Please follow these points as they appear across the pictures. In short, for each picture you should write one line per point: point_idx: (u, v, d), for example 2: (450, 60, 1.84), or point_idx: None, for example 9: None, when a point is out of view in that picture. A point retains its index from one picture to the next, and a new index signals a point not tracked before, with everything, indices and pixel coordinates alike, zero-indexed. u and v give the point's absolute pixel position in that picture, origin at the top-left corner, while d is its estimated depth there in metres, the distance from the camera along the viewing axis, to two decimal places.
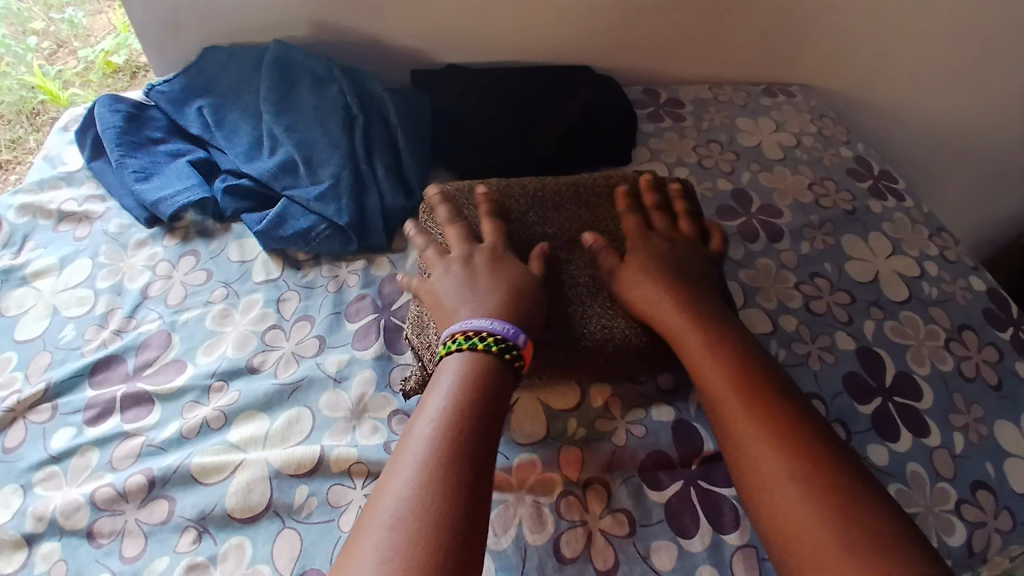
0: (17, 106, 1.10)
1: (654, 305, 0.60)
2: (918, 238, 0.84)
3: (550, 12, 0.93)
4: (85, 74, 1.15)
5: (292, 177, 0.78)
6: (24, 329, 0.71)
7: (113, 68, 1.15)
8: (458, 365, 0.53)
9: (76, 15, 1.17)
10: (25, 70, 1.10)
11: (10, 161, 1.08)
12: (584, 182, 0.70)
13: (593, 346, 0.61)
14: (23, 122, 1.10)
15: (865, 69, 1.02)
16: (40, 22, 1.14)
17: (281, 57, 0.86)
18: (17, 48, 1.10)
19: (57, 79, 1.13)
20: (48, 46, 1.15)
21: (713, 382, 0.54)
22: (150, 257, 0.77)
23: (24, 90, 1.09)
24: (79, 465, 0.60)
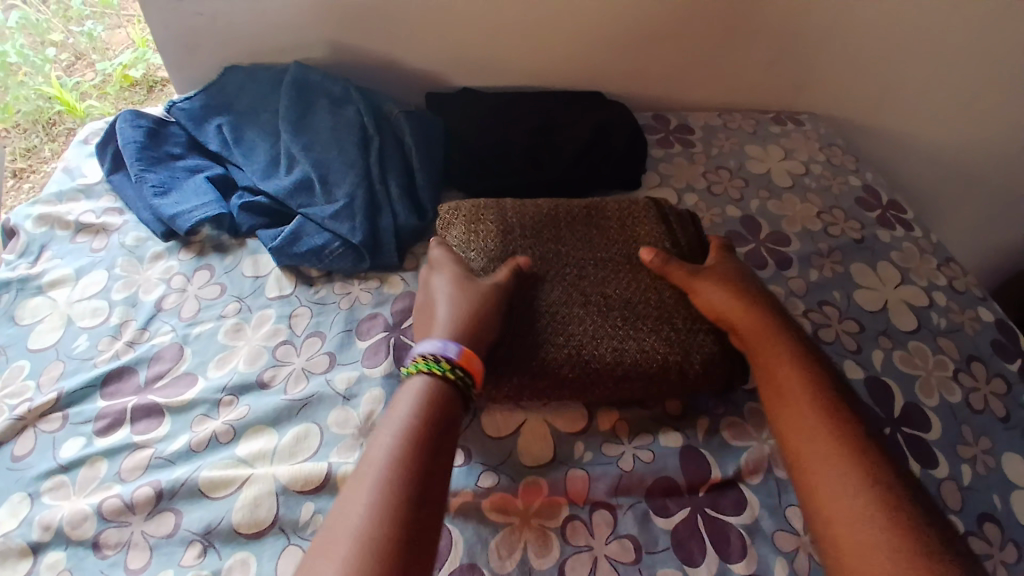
0: (34, 115, 1.13)
1: (726, 305, 0.63)
2: (926, 268, 0.84)
3: (563, 38, 0.95)
4: (102, 87, 1.18)
5: (308, 196, 0.79)
6: (38, 339, 0.72)
7: (131, 81, 1.19)
8: (414, 382, 0.55)
9: (95, 29, 1.17)
10: (43, 81, 1.12)
11: (24, 168, 1.13)
12: (604, 206, 0.74)
13: (603, 368, 0.61)
14: (39, 131, 1.14)
15: (874, 99, 1.04)
16: (60, 34, 1.15)
17: (300, 78, 0.88)
18: (36, 58, 1.11)
19: (74, 90, 1.16)
20: (66, 58, 1.17)
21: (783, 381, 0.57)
22: (164, 270, 0.78)
23: (42, 100, 1.12)
24: (88, 476, 0.61)
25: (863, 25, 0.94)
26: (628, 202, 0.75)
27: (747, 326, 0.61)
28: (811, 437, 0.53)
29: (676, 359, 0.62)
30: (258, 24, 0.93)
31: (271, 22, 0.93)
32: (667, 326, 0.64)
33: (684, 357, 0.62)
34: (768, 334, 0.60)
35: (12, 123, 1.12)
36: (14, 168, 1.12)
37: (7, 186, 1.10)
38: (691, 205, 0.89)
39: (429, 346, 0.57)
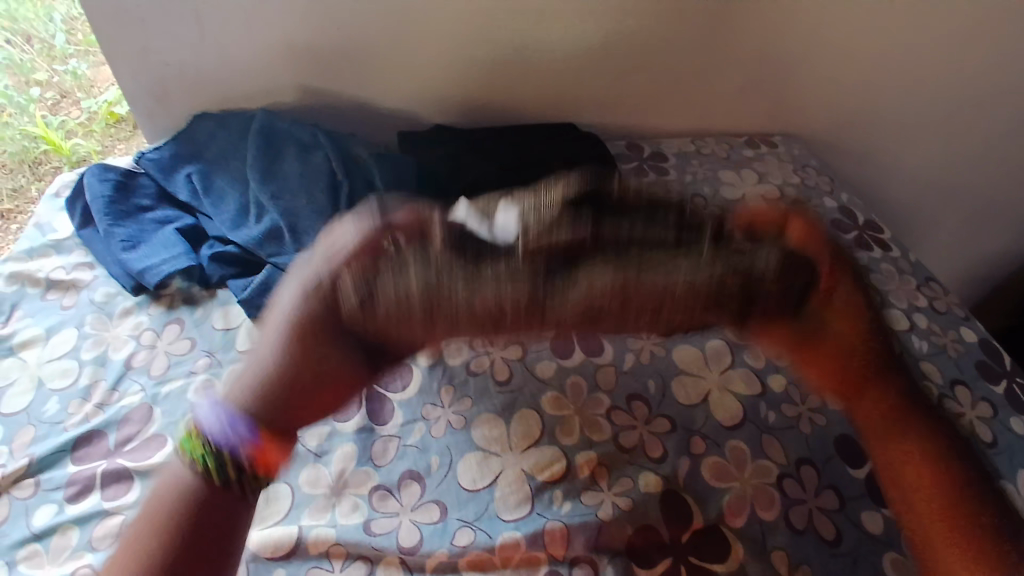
0: (19, 155, 1.14)
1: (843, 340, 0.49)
2: (905, 289, 0.84)
3: (532, 75, 0.95)
4: (88, 124, 1.18)
5: (277, 244, 0.78)
6: (8, 402, 0.71)
7: (116, 118, 1.18)
8: (181, 461, 0.46)
9: (79, 66, 1.18)
10: (28, 120, 1.14)
11: (11, 210, 1.13)
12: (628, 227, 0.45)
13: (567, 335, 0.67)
14: (25, 171, 1.15)
15: (845, 118, 1.04)
16: (45, 73, 1.18)
17: (267, 126, 0.88)
18: (20, 99, 1.15)
19: (60, 129, 1.16)
20: (51, 96, 1.18)
21: (874, 406, 0.51)
22: (135, 326, 0.77)
23: (27, 140, 1.14)
24: (60, 545, 0.59)
25: (829, 47, 0.95)
26: (715, 274, 0.43)
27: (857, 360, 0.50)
28: (898, 457, 0.51)
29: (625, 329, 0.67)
30: (228, 73, 0.93)
31: (237, 70, 0.93)
32: None
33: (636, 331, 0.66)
34: (870, 362, 0.51)
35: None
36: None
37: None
38: None
39: (203, 410, 0.47)
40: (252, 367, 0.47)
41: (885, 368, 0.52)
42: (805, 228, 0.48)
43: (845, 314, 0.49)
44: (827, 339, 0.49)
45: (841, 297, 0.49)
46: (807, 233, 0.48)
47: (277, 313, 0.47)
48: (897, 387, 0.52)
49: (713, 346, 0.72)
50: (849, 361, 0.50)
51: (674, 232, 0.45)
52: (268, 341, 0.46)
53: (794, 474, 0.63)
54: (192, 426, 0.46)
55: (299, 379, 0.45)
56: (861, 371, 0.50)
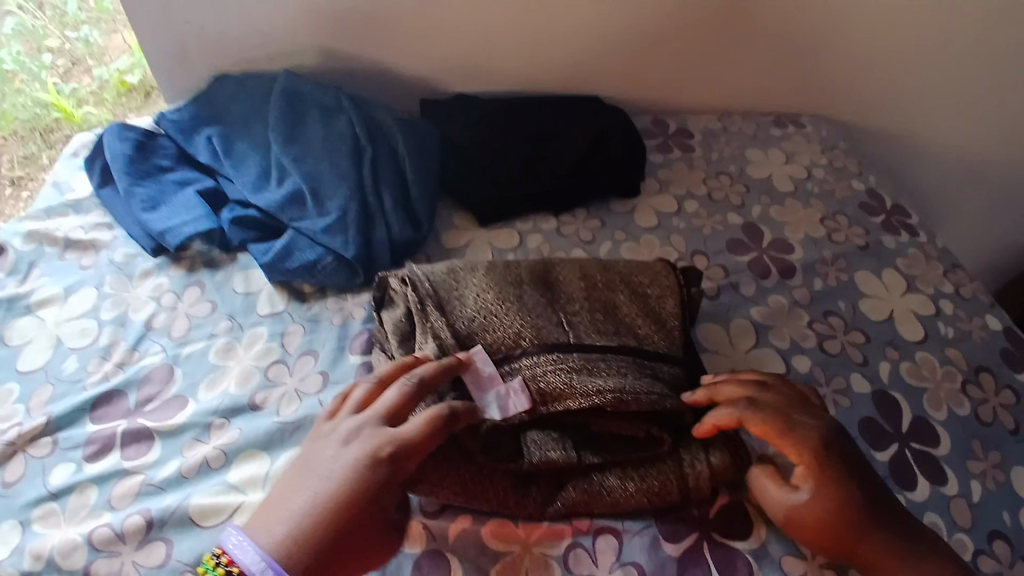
0: (31, 123, 1.12)
1: (829, 522, 0.50)
2: (932, 274, 0.83)
3: (559, 45, 0.93)
4: (100, 92, 1.16)
5: (299, 209, 0.77)
6: (26, 360, 0.70)
7: (128, 86, 1.16)
8: None
9: (91, 34, 1.18)
10: (39, 87, 1.13)
11: (23, 177, 1.09)
12: (613, 383, 0.57)
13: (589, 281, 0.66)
14: (37, 139, 1.12)
15: (876, 98, 1.02)
16: (57, 40, 1.17)
17: (290, 89, 0.87)
18: (33, 66, 1.14)
19: (71, 97, 1.14)
20: (63, 64, 1.16)
21: (875, 558, 0.50)
22: (155, 288, 0.76)
23: (38, 107, 1.12)
24: (78, 504, 0.59)
25: (864, 24, 0.92)
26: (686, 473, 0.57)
27: (848, 516, 0.50)
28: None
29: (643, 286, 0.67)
30: (249, 34, 0.91)
31: (258, 30, 0.91)
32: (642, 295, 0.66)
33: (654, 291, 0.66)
34: (861, 518, 0.50)
35: (10, 132, 1.11)
36: (12, 177, 1.08)
37: (4, 195, 1.06)
38: (691, 213, 0.87)
39: (234, 540, 0.47)
40: (290, 500, 0.49)
41: (876, 510, 0.50)
42: (770, 422, 0.53)
43: (801, 428, 0.53)
44: (807, 524, 0.51)
45: (818, 483, 0.51)
46: (769, 428, 0.53)
47: (325, 449, 0.51)
48: (898, 526, 0.50)
49: (737, 326, 0.74)
50: (839, 539, 0.50)
51: (647, 425, 0.57)
52: (314, 481, 0.49)
53: None
54: (219, 559, 0.46)
55: (342, 536, 0.47)
56: (853, 540, 0.50)
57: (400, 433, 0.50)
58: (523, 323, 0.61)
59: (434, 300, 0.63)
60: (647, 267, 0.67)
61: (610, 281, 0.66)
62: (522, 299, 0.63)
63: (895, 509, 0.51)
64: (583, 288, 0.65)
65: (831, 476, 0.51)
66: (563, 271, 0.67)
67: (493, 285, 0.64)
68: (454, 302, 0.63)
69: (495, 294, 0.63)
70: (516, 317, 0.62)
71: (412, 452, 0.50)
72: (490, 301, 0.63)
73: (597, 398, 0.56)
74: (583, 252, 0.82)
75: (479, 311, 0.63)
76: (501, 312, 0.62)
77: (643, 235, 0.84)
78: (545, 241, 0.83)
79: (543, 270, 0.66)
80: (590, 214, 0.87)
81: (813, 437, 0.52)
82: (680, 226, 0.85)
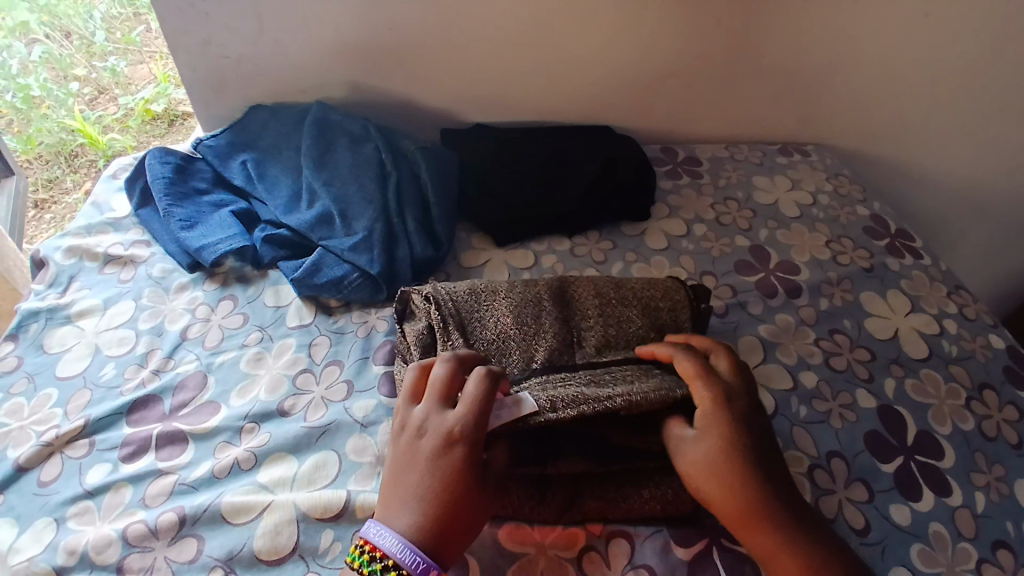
0: (56, 147, 1.21)
1: (713, 460, 0.51)
2: (936, 295, 0.85)
3: (573, 79, 0.99)
4: (124, 120, 1.26)
5: (327, 229, 0.82)
6: (65, 367, 0.74)
7: (152, 115, 1.27)
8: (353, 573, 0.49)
9: (118, 64, 1.27)
10: (65, 113, 1.21)
11: (46, 199, 1.21)
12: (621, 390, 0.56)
13: (604, 293, 0.70)
14: (61, 162, 1.23)
15: (879, 127, 1.06)
16: (83, 69, 1.25)
17: (322, 118, 0.93)
18: (59, 92, 1.22)
19: (97, 123, 1.24)
20: (89, 92, 1.26)
21: (743, 504, 0.50)
22: (190, 301, 0.81)
23: (64, 133, 1.21)
24: (113, 501, 0.62)
25: (863, 60, 0.97)
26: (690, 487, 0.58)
27: (729, 458, 0.51)
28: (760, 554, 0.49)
29: (655, 299, 0.70)
30: (283, 70, 0.98)
31: (291, 64, 0.97)
32: (654, 314, 0.68)
33: (668, 308, 0.69)
34: (742, 465, 0.51)
35: (35, 155, 1.21)
36: (36, 198, 1.21)
37: (29, 216, 1.18)
38: (699, 235, 0.91)
39: (374, 530, 0.50)
40: (398, 490, 0.51)
41: (758, 457, 0.51)
42: (690, 366, 0.56)
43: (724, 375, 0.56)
44: (689, 456, 0.53)
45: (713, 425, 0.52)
46: (700, 364, 0.56)
47: (403, 440, 0.54)
48: (774, 486, 0.51)
49: (746, 342, 0.76)
50: (715, 477, 0.51)
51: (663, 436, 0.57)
52: (409, 473, 0.52)
53: (824, 466, 0.65)
54: (363, 548, 0.49)
55: (450, 507, 0.50)
56: (721, 477, 0.50)
57: (463, 404, 0.53)
58: (536, 346, 0.65)
59: (456, 320, 0.66)
60: (658, 284, 0.71)
61: (623, 299, 0.69)
62: (538, 322, 0.67)
63: (777, 475, 0.51)
64: (596, 305, 0.69)
65: (726, 421, 0.52)
66: (578, 289, 0.70)
67: (512, 308, 0.68)
68: (476, 322, 0.66)
69: (514, 319, 0.67)
70: (532, 343, 0.65)
71: (477, 415, 0.52)
72: (508, 325, 0.66)
73: (608, 399, 0.54)
74: (595, 272, 0.85)
75: (498, 333, 0.66)
76: (518, 337, 0.66)
77: (653, 256, 0.88)
78: (559, 261, 0.87)
79: (560, 288, 0.70)
80: (602, 236, 0.91)
81: (723, 388, 0.54)
82: (688, 248, 0.89)
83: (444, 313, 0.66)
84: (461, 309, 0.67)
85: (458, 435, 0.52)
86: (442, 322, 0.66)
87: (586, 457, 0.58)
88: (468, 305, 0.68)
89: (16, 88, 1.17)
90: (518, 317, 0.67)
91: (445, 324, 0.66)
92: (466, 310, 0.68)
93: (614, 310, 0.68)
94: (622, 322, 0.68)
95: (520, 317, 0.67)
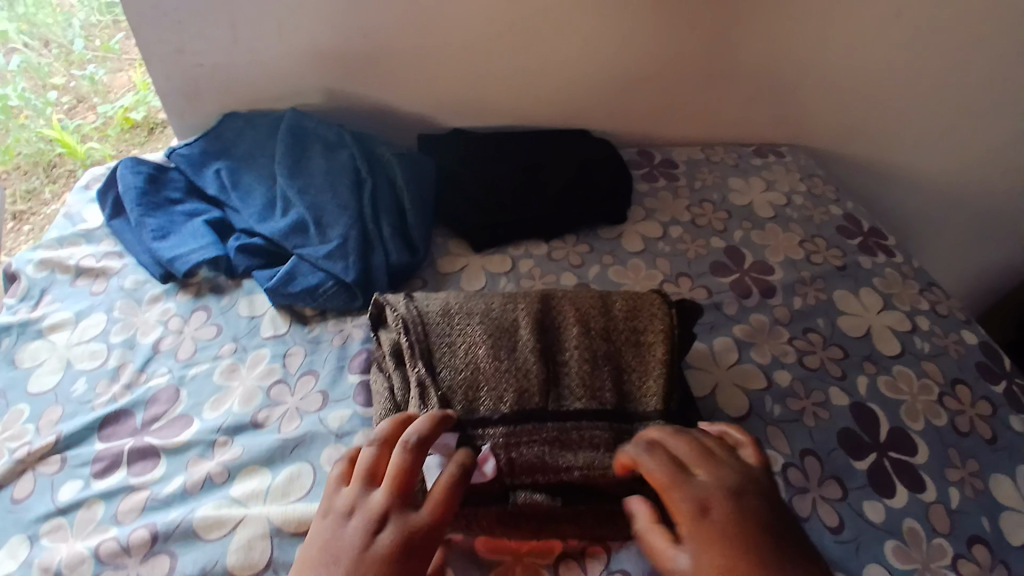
0: (34, 157, 1.20)
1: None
2: (909, 293, 0.86)
3: (548, 83, 0.99)
4: (103, 128, 1.26)
5: (303, 237, 0.82)
6: (37, 382, 0.73)
7: (132, 123, 1.26)
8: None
9: (97, 72, 1.25)
10: (43, 123, 1.20)
11: (24, 210, 1.19)
12: (584, 458, 0.58)
13: (587, 322, 0.65)
14: (39, 173, 1.21)
15: (852, 126, 1.07)
16: (61, 77, 1.23)
17: (296, 125, 0.92)
18: (36, 102, 1.19)
19: (75, 133, 1.23)
20: (68, 100, 1.24)
21: None
22: (163, 312, 0.80)
23: (43, 143, 1.19)
24: (85, 518, 0.61)
25: (836, 60, 0.98)
26: None
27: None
28: None
29: (638, 329, 0.65)
30: (257, 78, 0.97)
31: (266, 72, 0.96)
32: (637, 346, 0.64)
33: (651, 340, 0.64)
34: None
35: (13, 165, 1.20)
36: (15, 210, 1.18)
37: (7, 228, 1.17)
38: (676, 237, 0.91)
39: None
40: None
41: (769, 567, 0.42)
42: (656, 475, 0.49)
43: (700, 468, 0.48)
44: None
45: (701, 533, 0.44)
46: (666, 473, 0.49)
47: (348, 531, 0.47)
48: None
49: (721, 343, 0.77)
50: None
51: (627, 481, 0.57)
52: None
53: (798, 464, 0.66)
54: None
55: None
56: None
57: (430, 505, 0.49)
58: (507, 385, 0.61)
59: (422, 346, 0.64)
60: (645, 309, 0.66)
61: (605, 327, 0.65)
62: (512, 354, 0.63)
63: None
64: (579, 335, 0.64)
65: (712, 528, 0.44)
66: (561, 311, 0.66)
67: (486, 335, 0.64)
68: (443, 349, 0.64)
69: (486, 348, 0.63)
70: (505, 377, 0.61)
71: (442, 521, 0.48)
72: (480, 356, 0.63)
73: (565, 475, 0.57)
74: (572, 276, 0.85)
75: (469, 364, 0.62)
76: (489, 371, 0.62)
77: (630, 258, 0.88)
78: (536, 265, 0.87)
79: (541, 313, 0.66)
80: (579, 239, 0.91)
81: (698, 484, 0.47)
82: (665, 250, 0.89)
83: (415, 342, 0.64)
84: (432, 339, 0.64)
85: (416, 541, 0.47)
86: (413, 351, 0.64)
87: (546, 493, 0.58)
88: (441, 332, 0.65)
89: None
90: (494, 349, 0.63)
91: (415, 353, 0.63)
92: (438, 338, 0.64)
93: (594, 341, 0.64)
94: (602, 353, 0.63)
95: (495, 350, 0.63)
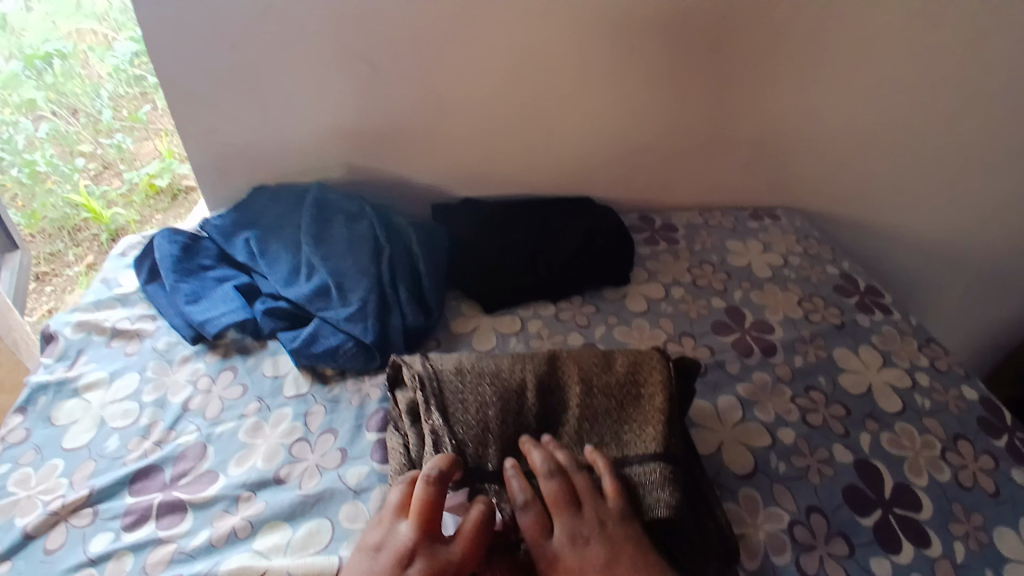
0: (60, 222, 1.32)
1: None
2: (907, 350, 0.89)
3: (553, 155, 1.06)
4: (127, 194, 1.37)
5: (325, 300, 0.87)
6: (72, 439, 0.77)
7: (155, 189, 1.37)
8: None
9: (123, 140, 1.39)
10: (71, 188, 1.32)
11: (47, 271, 1.30)
12: None
13: (588, 378, 0.68)
14: (64, 236, 1.33)
15: (843, 190, 1.12)
16: (88, 144, 1.37)
17: (320, 197, 0.99)
18: (65, 168, 1.33)
19: (101, 198, 1.34)
20: (94, 166, 1.38)
21: None
22: (192, 372, 0.85)
23: (69, 208, 1.31)
24: (114, 569, 0.63)
25: (823, 129, 1.05)
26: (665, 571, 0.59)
27: None
28: None
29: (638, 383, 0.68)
30: (284, 154, 1.05)
31: (294, 149, 1.05)
32: (636, 400, 0.67)
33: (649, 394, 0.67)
34: None
35: (40, 228, 1.32)
36: (38, 271, 1.30)
37: (32, 289, 1.27)
38: (677, 298, 0.96)
39: None
40: None
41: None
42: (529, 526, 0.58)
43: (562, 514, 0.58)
44: None
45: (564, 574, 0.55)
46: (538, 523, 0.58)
47: (382, 562, 0.52)
48: None
49: (724, 402, 0.79)
50: None
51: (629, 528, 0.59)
52: None
53: (805, 521, 0.67)
54: None
55: None
56: None
57: (459, 540, 0.54)
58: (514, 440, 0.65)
59: (437, 401, 0.67)
60: (645, 364, 0.69)
61: (607, 382, 0.68)
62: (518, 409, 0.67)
63: None
64: (581, 390, 0.68)
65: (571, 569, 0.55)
66: (565, 368, 0.70)
67: (496, 391, 0.68)
68: (456, 405, 0.67)
69: (496, 403, 0.67)
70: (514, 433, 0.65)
71: (470, 553, 0.54)
72: (491, 410, 0.66)
73: None
74: (579, 335, 0.89)
75: (480, 418, 0.66)
76: (498, 426, 0.65)
77: (634, 318, 0.92)
78: (544, 325, 0.91)
79: (547, 369, 0.69)
80: (585, 300, 0.95)
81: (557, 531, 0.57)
82: (667, 310, 0.94)
83: (429, 398, 0.67)
84: (446, 394, 0.68)
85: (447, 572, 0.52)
86: (427, 406, 0.67)
87: None
88: (455, 386, 0.68)
89: (24, 163, 1.30)
90: (502, 405, 0.67)
91: (429, 408, 0.67)
92: (452, 393, 0.68)
93: (594, 396, 0.67)
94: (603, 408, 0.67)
95: (503, 407, 0.67)
